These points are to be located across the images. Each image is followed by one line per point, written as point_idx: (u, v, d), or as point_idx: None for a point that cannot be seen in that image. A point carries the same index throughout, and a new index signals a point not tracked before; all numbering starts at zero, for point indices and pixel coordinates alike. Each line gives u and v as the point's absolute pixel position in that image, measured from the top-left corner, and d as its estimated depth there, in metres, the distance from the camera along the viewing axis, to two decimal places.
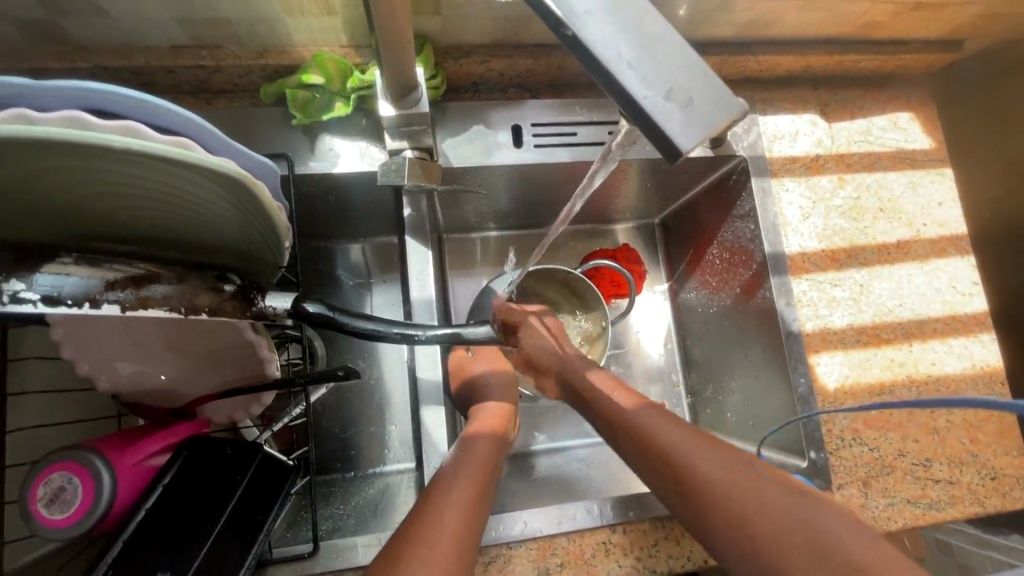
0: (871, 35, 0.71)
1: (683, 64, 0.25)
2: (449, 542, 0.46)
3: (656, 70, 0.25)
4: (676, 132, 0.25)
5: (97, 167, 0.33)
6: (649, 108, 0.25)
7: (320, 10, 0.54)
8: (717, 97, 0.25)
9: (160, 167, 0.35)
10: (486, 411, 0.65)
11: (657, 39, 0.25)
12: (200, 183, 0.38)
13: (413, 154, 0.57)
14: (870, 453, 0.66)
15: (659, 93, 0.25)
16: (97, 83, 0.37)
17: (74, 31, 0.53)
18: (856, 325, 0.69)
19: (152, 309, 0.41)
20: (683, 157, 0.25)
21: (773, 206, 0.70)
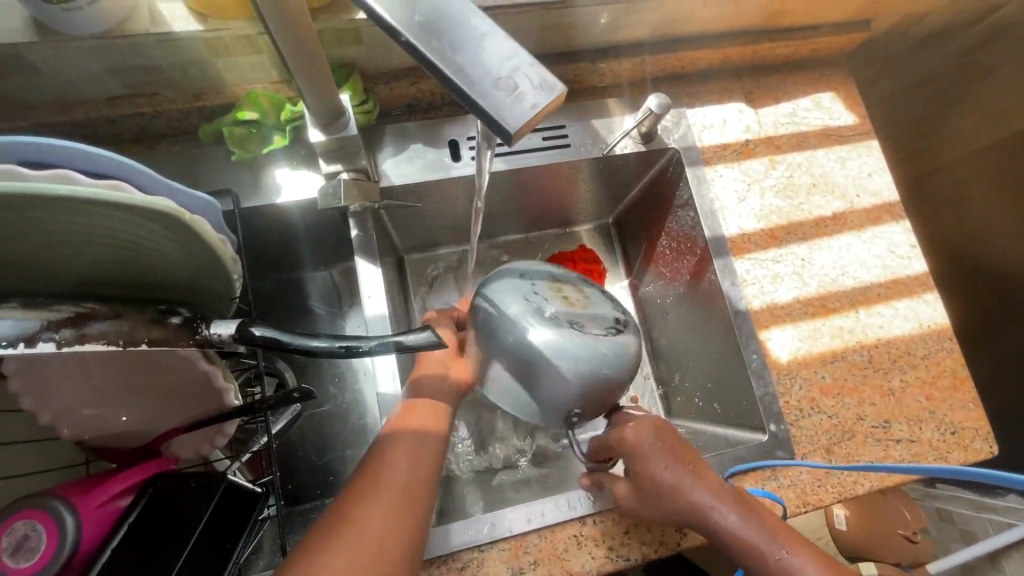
0: (783, 23, 0.75)
1: (509, 57, 0.28)
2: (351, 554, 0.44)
3: (484, 64, 0.28)
4: (504, 113, 0.27)
5: (42, 215, 0.35)
6: (478, 97, 0.27)
7: (246, 51, 0.56)
8: (542, 80, 0.27)
9: (101, 213, 0.37)
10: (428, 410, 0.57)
11: (484, 38, 0.28)
12: (147, 238, 0.41)
13: (348, 176, 0.60)
14: (830, 420, 0.68)
15: (488, 83, 0.27)
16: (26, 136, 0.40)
17: (13, 93, 0.55)
18: (802, 297, 0.71)
19: (91, 345, 0.42)
20: (517, 139, 0.27)
21: (709, 192, 0.73)
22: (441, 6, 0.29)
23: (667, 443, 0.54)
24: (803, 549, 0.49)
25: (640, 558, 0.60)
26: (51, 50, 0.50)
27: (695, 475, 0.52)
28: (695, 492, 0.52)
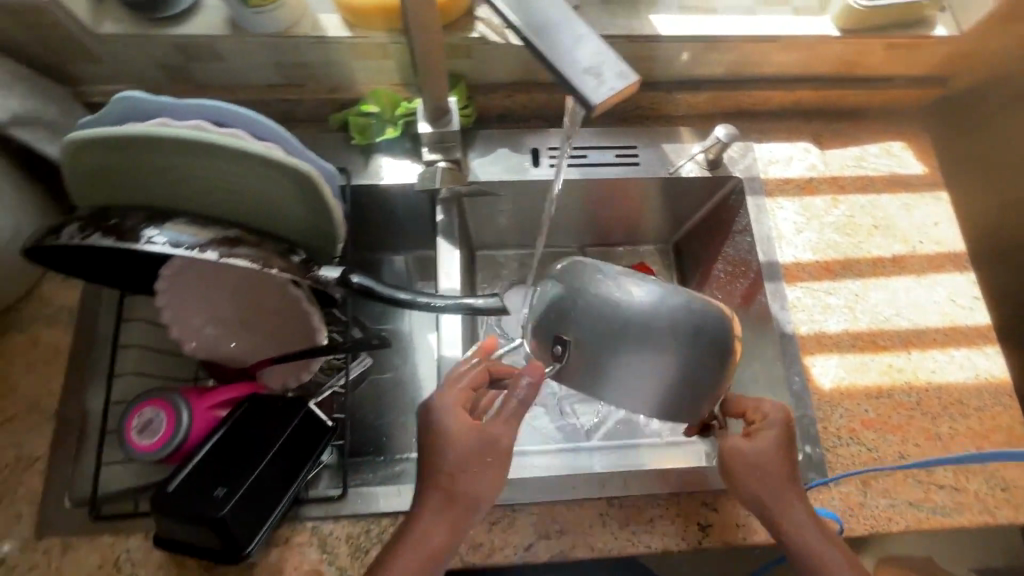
0: (859, 72, 0.79)
1: (602, 55, 0.39)
2: (431, 541, 0.52)
3: (584, 58, 0.39)
4: (590, 90, 0.38)
5: (226, 157, 0.54)
6: (576, 80, 0.39)
7: (379, 56, 0.68)
8: (622, 73, 0.39)
9: (262, 164, 0.56)
10: (467, 428, 0.54)
11: (584, 41, 0.40)
12: (300, 203, 0.61)
13: (444, 165, 0.69)
14: (869, 453, 0.68)
15: (583, 72, 0.39)
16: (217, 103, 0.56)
17: (199, 74, 0.69)
18: (851, 330, 0.73)
19: (238, 260, 0.51)
20: (597, 107, 0.38)
21: (768, 221, 0.77)
22: (557, 17, 0.41)
23: (776, 441, 0.58)
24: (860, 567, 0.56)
25: (661, 548, 0.63)
26: (237, 43, 0.64)
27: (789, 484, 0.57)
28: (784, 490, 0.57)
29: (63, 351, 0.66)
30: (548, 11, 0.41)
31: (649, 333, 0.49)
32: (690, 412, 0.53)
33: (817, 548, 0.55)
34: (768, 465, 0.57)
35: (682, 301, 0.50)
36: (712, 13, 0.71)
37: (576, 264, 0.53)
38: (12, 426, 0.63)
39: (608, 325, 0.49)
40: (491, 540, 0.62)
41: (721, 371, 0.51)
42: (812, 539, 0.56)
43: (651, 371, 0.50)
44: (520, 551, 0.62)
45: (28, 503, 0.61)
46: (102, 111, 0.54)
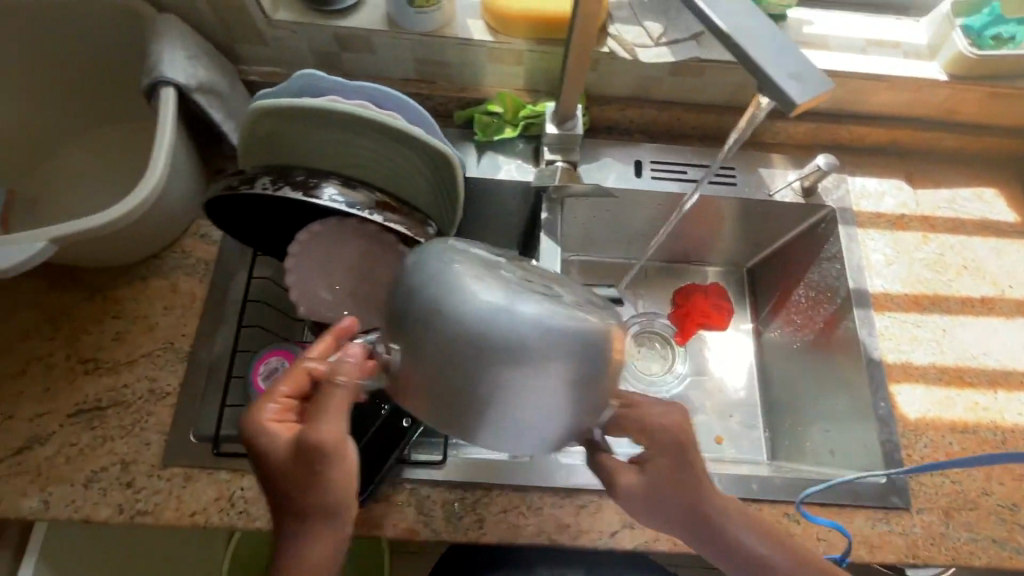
0: (958, 117, 0.82)
1: (798, 56, 0.37)
2: (326, 554, 0.46)
3: (781, 58, 0.37)
4: (793, 92, 0.36)
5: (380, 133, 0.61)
6: (776, 78, 0.36)
7: (513, 61, 0.74)
8: (819, 78, 0.36)
9: (410, 141, 0.62)
10: (288, 441, 0.47)
11: (779, 41, 0.38)
12: (428, 185, 0.68)
13: (562, 164, 0.73)
14: (952, 485, 0.69)
15: (784, 72, 0.37)
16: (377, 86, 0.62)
17: (347, 64, 0.76)
18: (938, 364, 0.74)
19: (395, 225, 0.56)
20: (795, 109, 0.36)
21: (859, 250, 0.80)
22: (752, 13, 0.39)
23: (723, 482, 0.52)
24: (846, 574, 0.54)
25: None
26: (391, 38, 0.71)
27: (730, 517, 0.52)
28: (709, 504, 0.52)
29: (198, 299, 0.71)
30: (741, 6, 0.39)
31: (528, 359, 0.37)
32: (573, 434, 0.43)
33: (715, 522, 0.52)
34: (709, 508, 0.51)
35: (563, 330, 0.38)
36: (826, 48, 0.75)
37: (426, 266, 0.41)
38: (149, 361, 0.69)
39: (473, 346, 0.37)
40: (578, 523, 0.65)
41: (603, 380, 0.41)
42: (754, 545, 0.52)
43: (538, 408, 0.39)
44: (605, 537, 0.64)
45: (157, 433, 0.66)
46: (286, 82, 0.61)
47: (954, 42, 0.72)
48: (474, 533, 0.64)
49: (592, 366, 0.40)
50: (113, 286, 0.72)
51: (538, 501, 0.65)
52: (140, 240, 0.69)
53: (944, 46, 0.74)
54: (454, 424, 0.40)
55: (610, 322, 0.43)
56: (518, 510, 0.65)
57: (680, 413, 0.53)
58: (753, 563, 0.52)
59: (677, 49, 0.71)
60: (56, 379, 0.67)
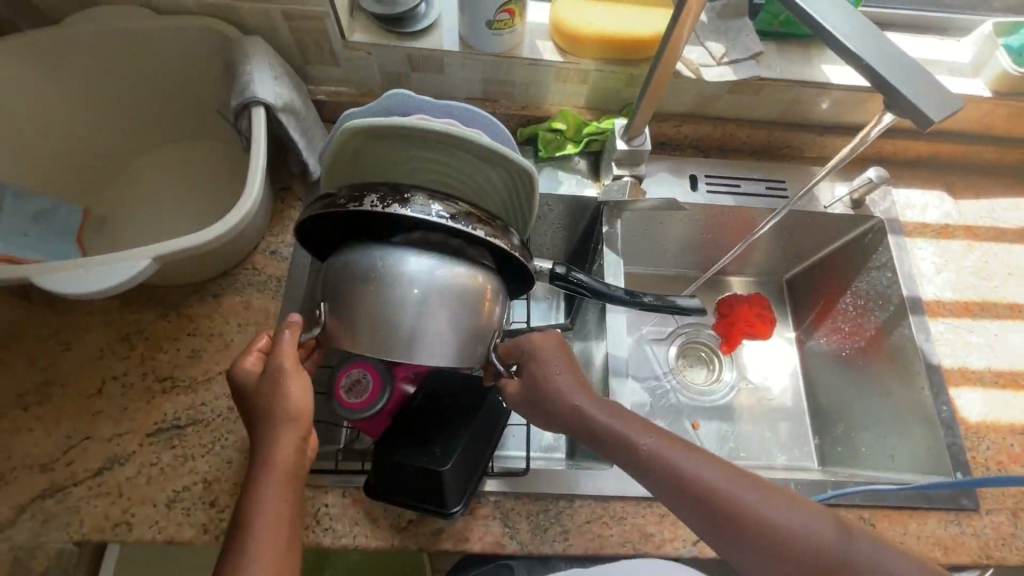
0: (994, 131, 0.86)
1: (924, 78, 0.45)
2: (288, 458, 0.51)
3: (914, 80, 0.45)
4: (930, 110, 0.44)
5: (465, 149, 0.62)
6: (914, 100, 0.44)
7: (578, 80, 0.76)
8: (949, 98, 0.45)
9: (494, 157, 0.63)
10: (254, 373, 0.55)
11: (905, 64, 0.46)
12: (502, 192, 0.69)
13: (629, 180, 0.75)
14: (1017, 486, 0.71)
15: (918, 92, 0.45)
16: (461, 105, 0.63)
17: (414, 82, 0.78)
18: (993, 368, 0.77)
19: (489, 235, 0.56)
20: (930, 123, 0.45)
21: (908, 259, 0.82)
22: (881, 43, 0.46)
23: (584, 396, 0.58)
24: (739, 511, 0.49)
25: None
26: (463, 58, 0.73)
27: (679, 452, 0.53)
28: (685, 457, 0.52)
29: (272, 316, 0.71)
30: (873, 37, 0.46)
31: (400, 293, 0.55)
32: (471, 357, 0.59)
33: (685, 468, 0.51)
34: (661, 442, 0.53)
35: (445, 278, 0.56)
36: None
37: (354, 250, 0.57)
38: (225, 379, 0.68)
39: (376, 288, 0.55)
40: (662, 532, 0.65)
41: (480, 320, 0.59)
42: (729, 492, 0.50)
43: (434, 329, 0.56)
44: (689, 545, 0.64)
45: (237, 451, 0.64)
46: (375, 102, 0.63)
47: (999, 60, 0.75)
48: (560, 545, 0.63)
49: (471, 309, 0.58)
50: (187, 303, 0.71)
51: (620, 511, 0.65)
52: (217, 256, 0.69)
53: (988, 64, 0.77)
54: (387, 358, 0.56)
55: (480, 275, 0.59)
56: (602, 520, 0.65)
57: (559, 337, 0.63)
58: (736, 510, 0.49)
59: (737, 67, 0.74)
60: (134, 398, 0.66)
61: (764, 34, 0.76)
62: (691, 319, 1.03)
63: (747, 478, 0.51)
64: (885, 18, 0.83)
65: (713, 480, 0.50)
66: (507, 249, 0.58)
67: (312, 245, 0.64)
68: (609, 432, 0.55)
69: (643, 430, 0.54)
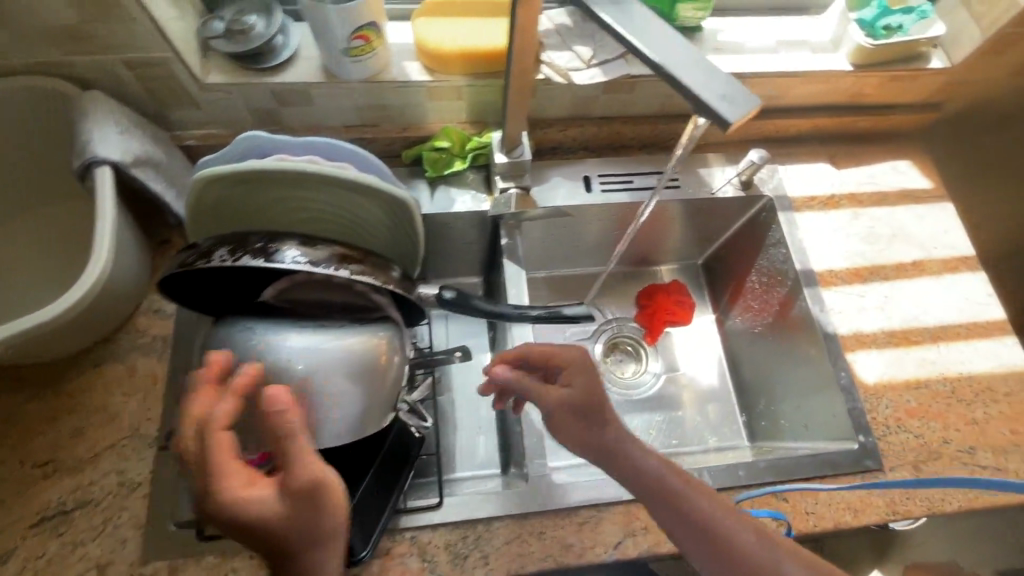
0: (864, 101, 0.89)
1: (724, 82, 0.42)
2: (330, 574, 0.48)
3: (715, 83, 0.42)
4: (726, 111, 0.40)
5: (335, 188, 0.61)
6: (711, 102, 0.41)
7: (452, 97, 0.75)
8: (744, 99, 0.42)
9: (366, 192, 0.62)
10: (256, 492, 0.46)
11: (707, 69, 0.43)
12: (386, 225, 0.67)
13: (515, 192, 0.75)
14: (916, 439, 0.74)
15: (715, 96, 0.41)
16: (321, 138, 0.61)
17: (286, 116, 0.75)
18: (886, 329, 0.80)
19: (359, 275, 0.55)
20: (729, 126, 0.41)
21: (798, 234, 0.85)
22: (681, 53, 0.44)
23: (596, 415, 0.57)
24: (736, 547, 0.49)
25: None
26: (328, 89, 0.71)
27: (687, 482, 0.52)
28: (689, 488, 0.52)
29: (159, 381, 0.68)
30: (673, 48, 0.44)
31: (290, 370, 0.54)
32: (365, 402, 0.58)
33: (687, 498, 0.51)
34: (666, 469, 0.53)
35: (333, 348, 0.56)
36: (741, 52, 0.80)
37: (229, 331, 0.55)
38: (114, 453, 0.64)
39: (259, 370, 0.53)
40: (582, 541, 0.65)
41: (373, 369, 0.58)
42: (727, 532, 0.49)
43: (328, 394, 0.55)
44: (611, 549, 0.65)
45: (133, 528, 0.61)
46: (225, 147, 0.60)
47: (853, 36, 0.78)
48: (481, 571, 0.63)
49: (363, 366, 0.57)
50: (64, 378, 0.67)
51: (539, 526, 0.65)
52: (87, 325, 0.65)
53: (844, 39, 0.80)
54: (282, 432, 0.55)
55: (377, 332, 0.60)
56: (523, 538, 0.65)
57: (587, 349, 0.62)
58: (732, 544, 0.49)
59: (606, 68, 0.75)
60: (13, 489, 0.62)
61: None
62: (613, 316, 1.03)
63: (743, 517, 0.51)
64: (748, 4, 0.85)
65: (716, 514, 0.50)
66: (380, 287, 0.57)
67: (189, 301, 0.62)
68: (624, 452, 0.55)
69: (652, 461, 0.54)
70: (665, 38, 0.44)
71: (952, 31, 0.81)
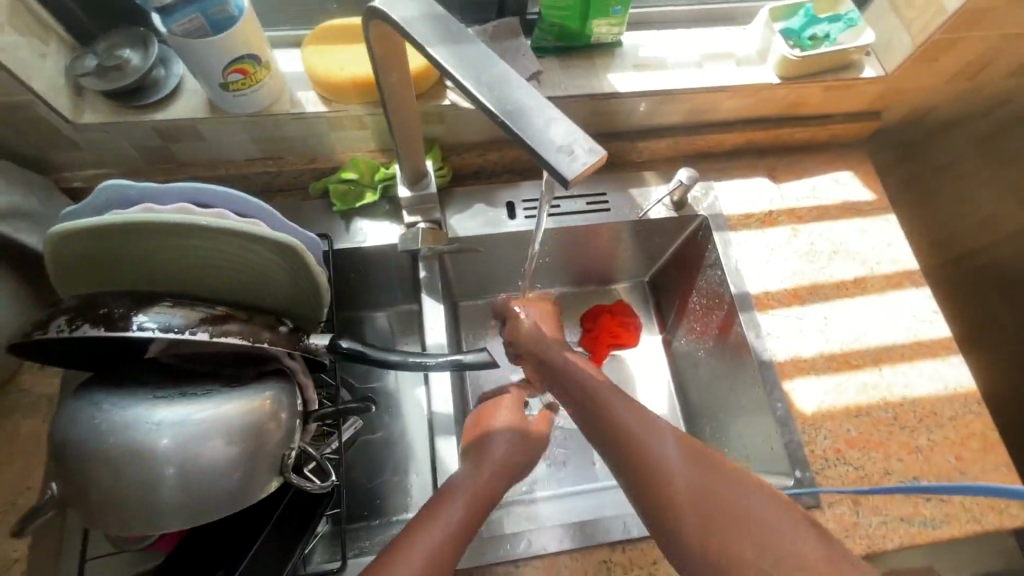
0: (800, 112, 0.85)
1: (570, 130, 0.35)
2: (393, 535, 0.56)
3: (558, 134, 0.35)
4: (564, 168, 0.33)
5: (211, 240, 0.54)
6: (549, 158, 0.34)
7: (356, 127, 0.71)
8: (591, 148, 0.34)
9: (247, 242, 0.55)
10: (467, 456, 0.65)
11: (552, 114, 0.36)
12: (281, 275, 0.60)
13: (426, 225, 0.72)
14: (856, 471, 0.70)
15: (555, 149, 0.34)
16: (196, 183, 0.56)
17: (178, 153, 0.71)
18: (825, 353, 0.76)
19: (229, 337, 0.51)
20: (571, 184, 0.34)
21: (734, 254, 0.81)
22: (525, 99, 0.36)
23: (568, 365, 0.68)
24: (657, 457, 0.56)
25: None
26: (215, 124, 0.67)
27: (621, 403, 0.61)
28: (624, 410, 0.60)
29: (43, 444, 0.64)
30: (515, 91, 0.37)
31: (153, 449, 0.48)
32: (248, 473, 0.52)
33: (623, 420, 0.59)
34: (610, 395, 0.62)
35: (206, 419, 0.50)
36: (663, 68, 0.76)
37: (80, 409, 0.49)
38: None
39: (115, 451, 0.47)
40: None
41: (256, 436, 0.53)
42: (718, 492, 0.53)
43: (200, 471, 0.49)
44: None
45: None
46: (87, 199, 0.55)
47: (777, 48, 0.75)
48: None
49: (243, 435, 0.52)
50: None
51: None
52: None
53: (770, 50, 0.76)
54: (149, 518, 0.49)
55: (261, 394, 0.54)
56: None
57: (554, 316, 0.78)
58: (651, 451, 0.56)
59: None
60: None
61: (542, 51, 0.74)
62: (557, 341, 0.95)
63: (675, 439, 0.58)
64: (671, 16, 0.81)
65: (643, 432, 0.58)
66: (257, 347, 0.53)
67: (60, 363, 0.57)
68: (622, 426, 0.59)
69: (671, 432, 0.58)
70: (507, 82, 0.37)
71: (882, 38, 0.78)
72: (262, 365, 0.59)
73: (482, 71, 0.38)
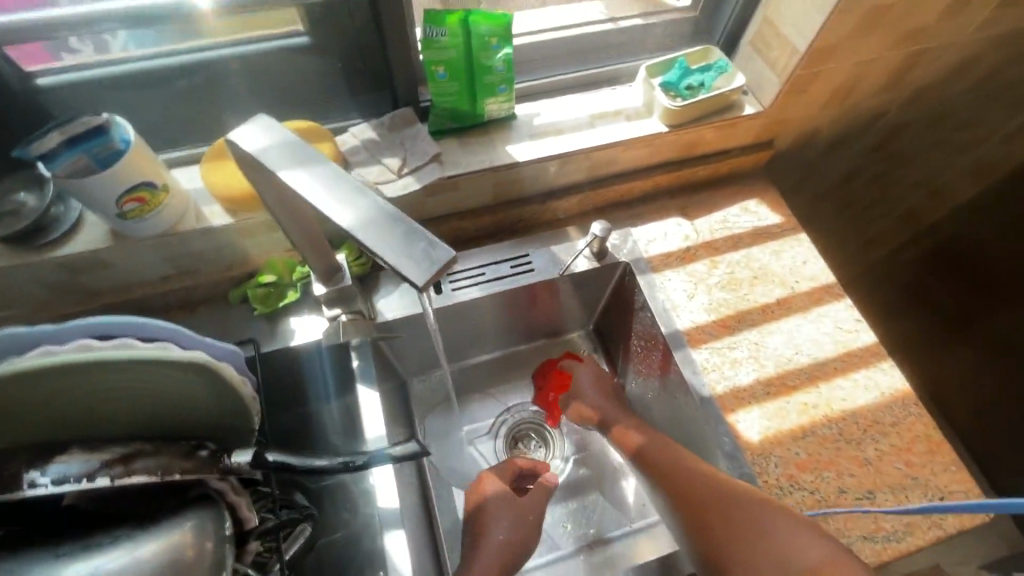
0: (697, 152, 0.90)
1: (417, 237, 0.38)
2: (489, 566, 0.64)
3: (406, 240, 0.38)
4: (414, 273, 0.36)
5: (112, 373, 0.51)
6: (399, 264, 0.37)
7: (267, 231, 0.72)
8: (438, 250, 0.37)
9: (152, 367, 0.52)
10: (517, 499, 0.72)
11: (400, 222, 0.39)
12: (197, 398, 0.56)
13: (346, 316, 0.72)
14: (812, 496, 0.70)
15: (405, 255, 0.37)
16: (98, 317, 0.56)
17: (87, 283, 0.70)
18: (762, 378, 0.78)
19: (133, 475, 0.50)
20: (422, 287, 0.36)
21: (660, 294, 0.83)
22: (375, 210, 0.39)
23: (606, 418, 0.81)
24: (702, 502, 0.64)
25: None
26: (121, 250, 0.67)
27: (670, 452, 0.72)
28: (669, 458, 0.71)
29: None
30: (368, 205, 0.40)
31: None
32: None
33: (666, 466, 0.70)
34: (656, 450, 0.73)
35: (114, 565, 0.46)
36: (559, 134, 0.80)
37: None
38: None
39: None
40: None
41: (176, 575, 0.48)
42: (736, 513, 0.62)
43: None
44: None
45: None
46: None
47: (659, 100, 0.80)
48: None
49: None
50: None
51: None
52: None
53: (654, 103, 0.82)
54: None
55: (179, 526, 0.50)
56: None
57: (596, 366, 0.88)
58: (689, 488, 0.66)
59: (420, 175, 0.74)
60: None
61: (440, 134, 0.78)
62: (511, 404, 0.94)
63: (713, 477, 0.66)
64: (560, 84, 0.87)
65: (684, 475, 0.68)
66: (167, 479, 0.51)
67: None
68: (673, 469, 0.69)
69: (693, 458, 0.70)
70: (360, 197, 0.40)
71: (755, 79, 0.84)
72: (185, 493, 0.54)
73: (337, 192, 0.41)
